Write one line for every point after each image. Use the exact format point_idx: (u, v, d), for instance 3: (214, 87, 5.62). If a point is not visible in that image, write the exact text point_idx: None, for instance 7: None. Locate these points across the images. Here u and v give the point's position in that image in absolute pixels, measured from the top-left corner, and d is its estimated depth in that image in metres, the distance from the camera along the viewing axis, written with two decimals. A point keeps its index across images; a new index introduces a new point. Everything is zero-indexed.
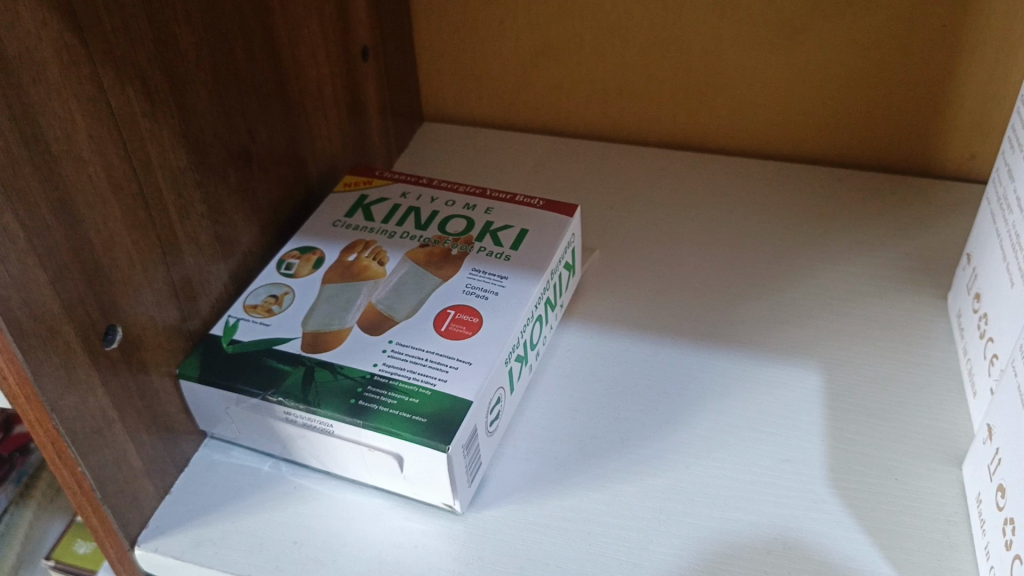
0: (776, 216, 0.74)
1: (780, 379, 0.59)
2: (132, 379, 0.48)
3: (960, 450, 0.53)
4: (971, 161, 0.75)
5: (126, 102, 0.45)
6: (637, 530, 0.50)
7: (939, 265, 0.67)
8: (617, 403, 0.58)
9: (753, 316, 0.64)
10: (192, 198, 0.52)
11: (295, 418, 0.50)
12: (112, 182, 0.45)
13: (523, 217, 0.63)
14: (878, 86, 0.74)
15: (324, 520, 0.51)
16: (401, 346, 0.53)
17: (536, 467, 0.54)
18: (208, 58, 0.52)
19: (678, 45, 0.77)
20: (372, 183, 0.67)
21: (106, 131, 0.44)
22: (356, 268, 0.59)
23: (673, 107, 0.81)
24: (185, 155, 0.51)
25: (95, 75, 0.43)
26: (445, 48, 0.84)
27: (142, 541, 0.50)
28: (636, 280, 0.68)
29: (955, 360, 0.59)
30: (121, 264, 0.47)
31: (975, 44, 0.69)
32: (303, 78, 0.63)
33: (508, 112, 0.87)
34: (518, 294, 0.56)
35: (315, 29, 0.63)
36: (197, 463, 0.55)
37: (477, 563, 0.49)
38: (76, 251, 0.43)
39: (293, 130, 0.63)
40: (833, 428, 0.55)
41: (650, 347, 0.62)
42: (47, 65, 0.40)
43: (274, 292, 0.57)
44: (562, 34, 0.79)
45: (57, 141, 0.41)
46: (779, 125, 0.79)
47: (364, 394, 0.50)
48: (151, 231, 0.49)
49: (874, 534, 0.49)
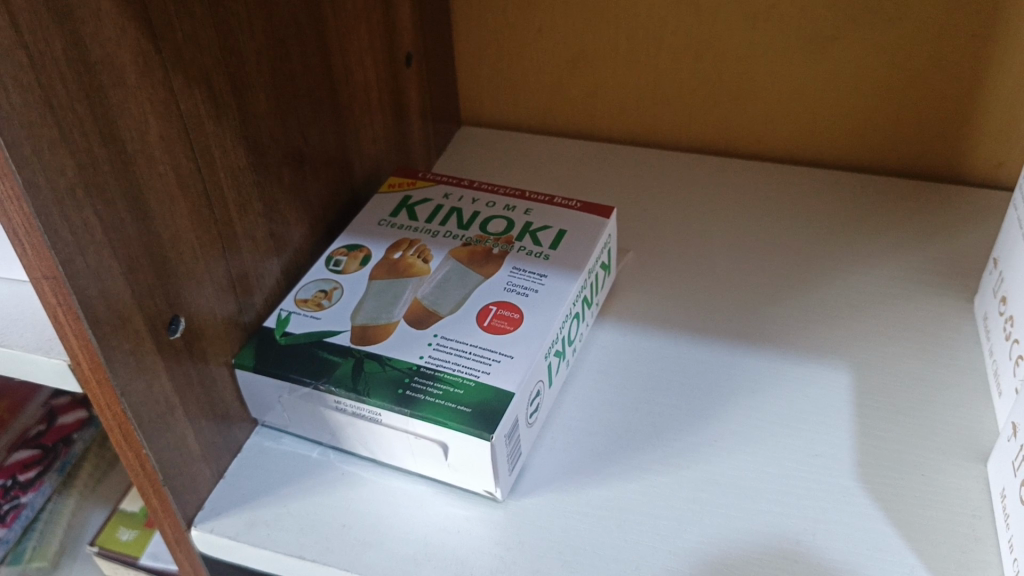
0: (808, 219, 0.76)
1: (808, 378, 0.61)
2: (193, 368, 0.51)
3: (985, 447, 0.55)
4: (998, 168, 0.77)
5: (193, 105, 0.48)
6: (671, 519, 0.52)
7: (965, 270, 0.69)
8: (651, 398, 0.60)
9: (785, 318, 0.66)
10: (250, 195, 0.54)
11: (346, 406, 0.53)
12: (179, 179, 0.48)
13: (562, 218, 0.65)
14: (908, 94, 0.76)
15: (371, 504, 0.54)
16: (446, 339, 0.55)
17: (574, 457, 0.56)
18: (267, 64, 0.54)
19: (713, 52, 0.79)
20: (415, 184, 0.69)
21: (175, 132, 0.47)
22: (402, 265, 0.61)
23: (706, 112, 0.83)
24: (244, 155, 0.53)
25: (167, 80, 0.46)
26: (484, 56, 0.86)
27: (199, 522, 0.53)
28: (670, 281, 0.70)
29: (980, 360, 0.61)
30: (186, 258, 0.49)
31: (1005, 54, 0.71)
32: (352, 83, 0.65)
33: (544, 117, 0.89)
34: (558, 291, 0.58)
35: (365, 35, 0.66)
36: (249, 449, 0.57)
37: (518, 548, 0.51)
38: (146, 245, 0.46)
39: (342, 132, 0.65)
40: (862, 425, 0.57)
41: (684, 345, 0.64)
42: (126, 70, 0.43)
43: (323, 287, 0.59)
44: (598, 42, 0.82)
45: (133, 142, 0.44)
46: (810, 131, 0.81)
47: (411, 384, 0.52)
48: (212, 227, 0.51)
49: (900, 526, 0.51)
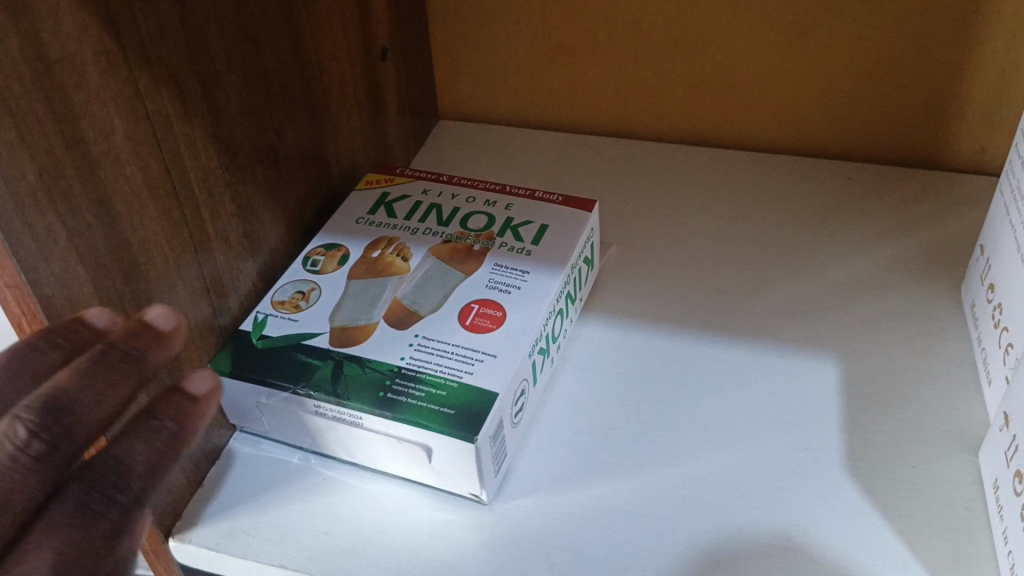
0: (793, 209, 0.75)
1: (795, 370, 0.60)
2: (166, 375, 0.49)
3: (975, 437, 0.54)
4: (982, 153, 0.76)
5: (160, 104, 0.46)
6: (661, 518, 0.51)
7: (951, 258, 0.68)
8: (638, 394, 0.59)
9: (771, 309, 0.65)
10: (222, 195, 0.53)
11: (326, 410, 0.51)
12: (147, 181, 0.46)
13: (543, 213, 0.64)
14: (891, 80, 0.75)
15: (354, 509, 0.53)
16: (427, 340, 0.54)
17: (561, 457, 0.55)
18: (237, 60, 0.53)
19: (693, 41, 0.78)
20: (394, 181, 0.68)
21: (142, 132, 0.45)
22: (381, 264, 0.60)
23: (687, 102, 0.82)
24: (215, 154, 0.52)
25: (132, 79, 0.44)
26: (461, 48, 0.85)
27: (177, 532, 0.52)
28: (654, 274, 0.69)
29: (969, 349, 0.60)
30: (156, 261, 0.48)
31: (987, 37, 0.70)
32: (326, 78, 0.64)
33: (524, 109, 0.88)
34: (541, 288, 0.57)
35: (339, 29, 0.65)
36: (228, 456, 0.56)
37: (506, 551, 0.50)
38: (114, 250, 0.44)
39: (317, 129, 0.64)
40: (852, 417, 0.56)
41: (669, 338, 0.63)
42: (88, 70, 0.41)
43: (301, 288, 0.58)
44: (576, 33, 0.80)
45: (97, 143, 0.42)
46: (792, 120, 0.80)
47: (393, 387, 0.51)
48: (183, 230, 0.50)
49: (894, 520, 0.50)
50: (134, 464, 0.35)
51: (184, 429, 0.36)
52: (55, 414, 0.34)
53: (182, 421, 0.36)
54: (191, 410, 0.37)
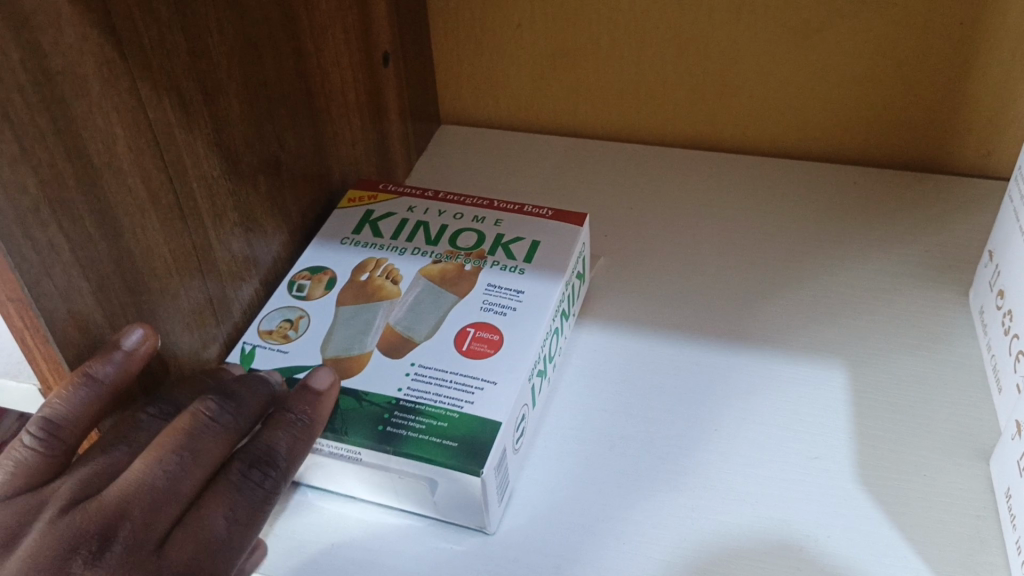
0: (797, 214, 0.74)
1: (802, 377, 0.59)
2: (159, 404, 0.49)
3: (985, 444, 0.54)
4: (987, 157, 0.76)
5: (162, 113, 0.46)
6: (670, 529, 0.50)
7: (957, 262, 0.68)
8: (642, 403, 0.58)
9: (777, 315, 0.64)
10: (225, 205, 0.53)
11: (322, 446, 0.50)
12: (150, 191, 0.46)
13: (534, 228, 0.64)
14: (896, 83, 0.74)
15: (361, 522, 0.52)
16: (423, 369, 0.53)
17: (566, 468, 0.55)
18: (239, 68, 0.52)
19: (697, 45, 0.77)
20: (376, 198, 0.67)
21: (145, 141, 0.45)
22: (370, 288, 0.59)
23: (690, 106, 0.82)
24: (217, 163, 0.51)
25: (134, 88, 0.44)
26: (462, 52, 0.84)
27: None
28: (658, 280, 0.69)
29: (977, 355, 0.60)
30: (159, 273, 0.47)
31: (994, 41, 0.69)
32: (327, 86, 0.63)
33: (525, 114, 0.87)
34: (536, 308, 0.57)
35: (341, 35, 0.64)
36: None
37: (513, 564, 0.49)
38: (116, 262, 0.44)
39: (318, 137, 0.63)
40: (861, 425, 0.56)
41: (674, 345, 0.63)
42: (89, 80, 0.41)
43: (288, 316, 0.57)
44: (579, 36, 0.80)
45: (99, 154, 0.42)
46: (796, 124, 0.80)
47: (390, 420, 0.50)
48: (186, 241, 0.49)
49: (905, 529, 0.49)
50: (278, 447, 0.44)
51: (313, 420, 0.46)
52: (233, 397, 0.45)
53: (311, 413, 0.46)
54: (319, 402, 0.47)
